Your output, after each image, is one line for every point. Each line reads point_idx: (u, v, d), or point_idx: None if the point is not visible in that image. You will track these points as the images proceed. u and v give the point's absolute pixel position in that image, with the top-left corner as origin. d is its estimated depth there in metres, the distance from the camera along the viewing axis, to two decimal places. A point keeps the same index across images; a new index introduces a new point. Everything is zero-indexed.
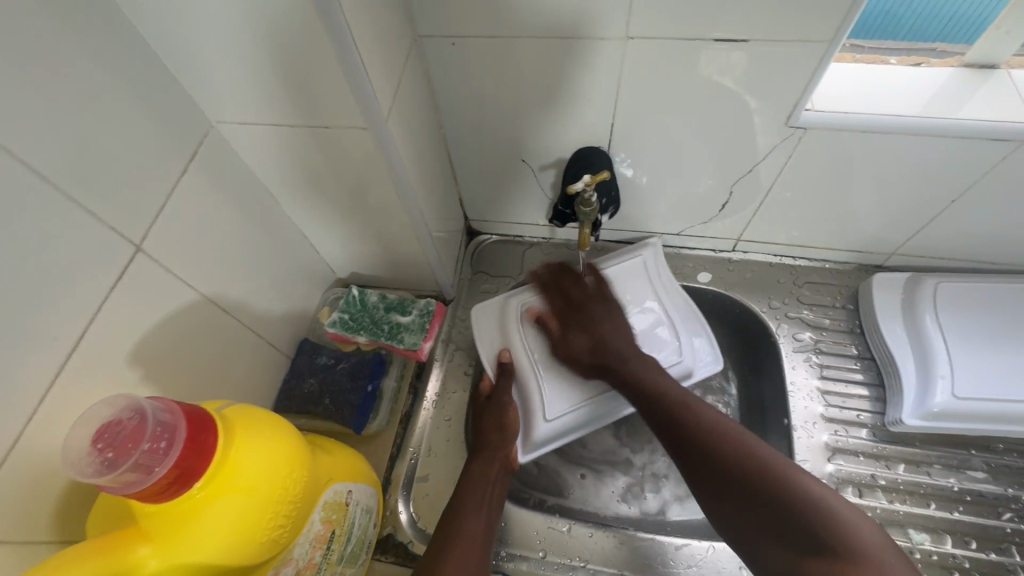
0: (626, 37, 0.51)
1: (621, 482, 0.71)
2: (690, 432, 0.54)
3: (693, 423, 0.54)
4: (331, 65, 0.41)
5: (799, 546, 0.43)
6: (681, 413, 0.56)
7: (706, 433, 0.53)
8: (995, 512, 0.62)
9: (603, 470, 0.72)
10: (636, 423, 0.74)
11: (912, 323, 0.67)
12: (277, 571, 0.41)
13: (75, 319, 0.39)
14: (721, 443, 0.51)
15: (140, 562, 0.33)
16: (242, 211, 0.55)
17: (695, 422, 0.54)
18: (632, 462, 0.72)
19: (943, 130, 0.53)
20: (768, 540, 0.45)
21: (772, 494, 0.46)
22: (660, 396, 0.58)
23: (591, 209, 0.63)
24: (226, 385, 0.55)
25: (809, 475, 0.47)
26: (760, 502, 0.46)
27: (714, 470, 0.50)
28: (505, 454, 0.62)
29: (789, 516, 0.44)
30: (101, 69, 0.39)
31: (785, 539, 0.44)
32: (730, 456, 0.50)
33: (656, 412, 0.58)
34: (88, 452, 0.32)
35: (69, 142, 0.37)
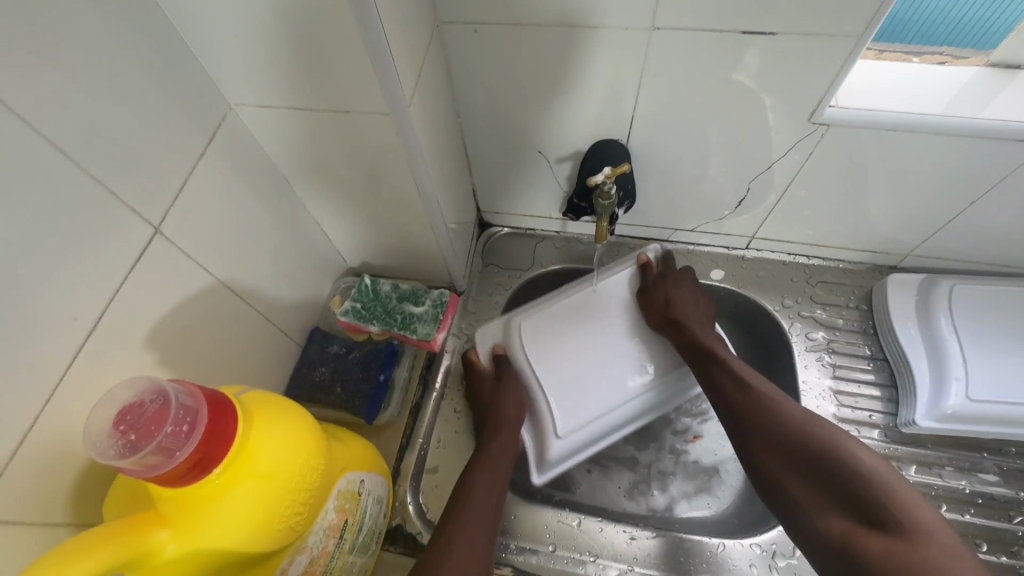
0: (651, 27, 0.50)
1: (626, 478, 0.70)
2: (752, 400, 0.54)
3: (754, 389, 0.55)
4: (356, 48, 0.40)
5: (855, 515, 0.43)
6: (741, 385, 0.56)
7: (768, 404, 0.53)
8: (1006, 515, 0.62)
9: (609, 466, 0.71)
10: (641, 421, 0.74)
11: (927, 325, 0.67)
12: (293, 558, 0.41)
13: (93, 301, 0.38)
14: (782, 415, 0.51)
15: (160, 547, 0.33)
16: (257, 196, 0.54)
17: (755, 396, 0.54)
18: (638, 458, 0.72)
19: (969, 129, 0.52)
20: (820, 507, 0.45)
21: (832, 467, 0.46)
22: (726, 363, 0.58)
23: (610, 202, 0.63)
24: (239, 372, 0.55)
25: (872, 455, 0.47)
26: (818, 474, 0.47)
27: (772, 439, 0.51)
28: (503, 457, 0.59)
29: (849, 488, 0.45)
30: (123, 47, 0.38)
31: (839, 507, 0.44)
32: (792, 429, 0.50)
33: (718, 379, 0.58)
34: (110, 434, 0.32)
35: (89, 120, 0.36)
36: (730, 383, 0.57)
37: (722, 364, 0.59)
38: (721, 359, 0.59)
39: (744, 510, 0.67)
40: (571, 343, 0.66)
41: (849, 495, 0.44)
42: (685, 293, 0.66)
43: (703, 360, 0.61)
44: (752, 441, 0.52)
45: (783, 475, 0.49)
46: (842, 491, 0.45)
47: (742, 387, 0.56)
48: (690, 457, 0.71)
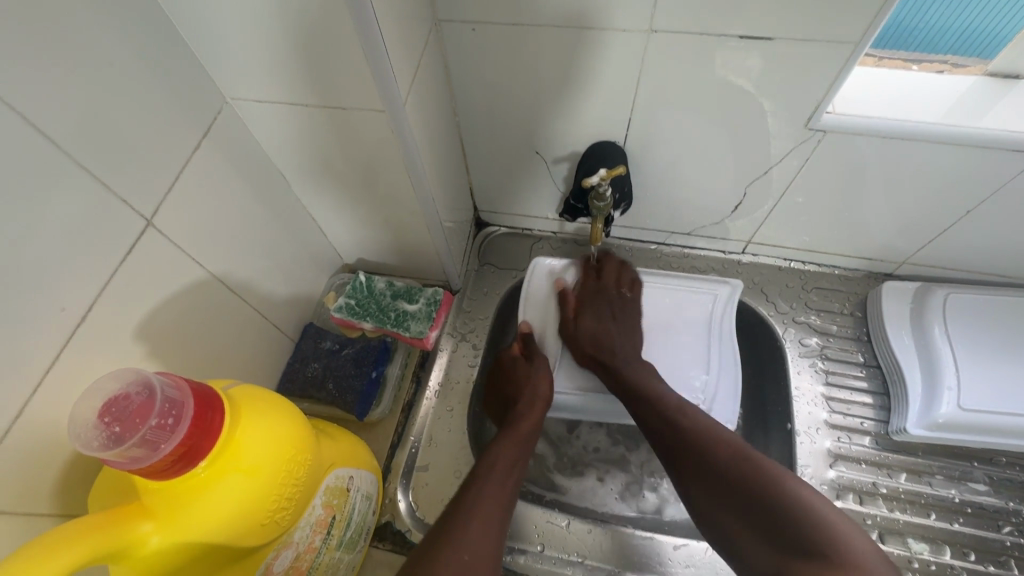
0: (649, 30, 0.50)
1: (619, 480, 0.70)
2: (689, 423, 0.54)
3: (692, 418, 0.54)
4: (350, 43, 0.40)
5: (785, 549, 0.42)
6: (680, 412, 0.55)
7: (703, 435, 0.52)
8: (995, 525, 0.62)
9: (601, 468, 0.71)
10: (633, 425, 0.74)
11: (920, 333, 0.67)
12: (278, 553, 0.41)
13: (84, 291, 0.38)
14: (715, 449, 0.50)
15: (143, 538, 0.33)
16: (253, 191, 0.54)
17: (686, 424, 0.54)
18: (629, 461, 0.72)
19: (964, 138, 0.52)
20: (760, 544, 0.44)
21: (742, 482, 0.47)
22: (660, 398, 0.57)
23: (605, 204, 0.63)
24: (231, 365, 0.55)
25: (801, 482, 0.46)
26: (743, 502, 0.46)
27: (703, 477, 0.50)
28: (492, 510, 0.48)
29: (766, 516, 0.44)
30: (119, 39, 0.38)
31: (771, 541, 0.43)
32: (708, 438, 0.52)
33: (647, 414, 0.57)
34: (95, 425, 0.32)
35: (82, 110, 0.37)
36: (667, 415, 0.55)
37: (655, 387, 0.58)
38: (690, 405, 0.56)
39: None
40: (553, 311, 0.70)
41: (772, 523, 0.43)
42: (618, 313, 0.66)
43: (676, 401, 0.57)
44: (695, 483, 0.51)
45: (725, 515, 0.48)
46: (774, 522, 0.43)
47: (675, 417, 0.55)
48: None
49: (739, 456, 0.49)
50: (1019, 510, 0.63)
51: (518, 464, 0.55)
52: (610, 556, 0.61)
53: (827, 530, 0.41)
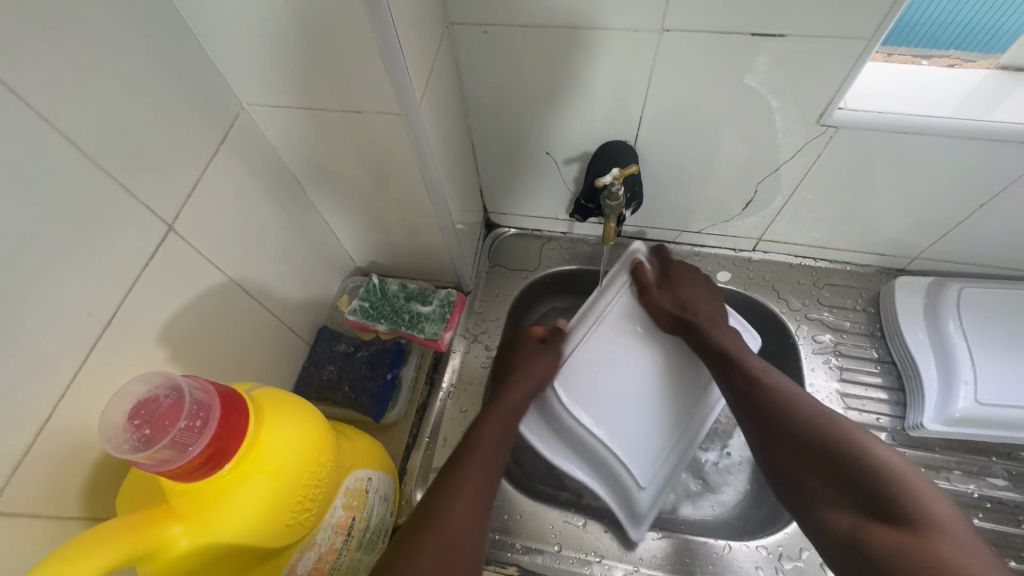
0: (661, 29, 0.50)
1: None
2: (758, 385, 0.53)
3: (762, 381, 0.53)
4: (367, 47, 0.41)
5: (867, 508, 0.42)
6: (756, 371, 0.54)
7: (779, 391, 0.52)
8: (1015, 519, 0.62)
9: None
10: None
11: (935, 328, 0.67)
12: (301, 555, 0.41)
13: (109, 297, 0.39)
14: (796, 406, 0.50)
15: (172, 540, 0.33)
16: (268, 195, 0.54)
17: (759, 380, 0.54)
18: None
19: (977, 131, 0.52)
20: (836, 502, 0.44)
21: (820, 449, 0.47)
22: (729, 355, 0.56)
23: (617, 203, 0.63)
24: (249, 369, 0.55)
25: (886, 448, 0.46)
26: (821, 465, 0.46)
27: (776, 432, 0.50)
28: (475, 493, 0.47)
29: (847, 476, 0.44)
30: (140, 48, 0.39)
31: (850, 498, 0.44)
32: (784, 398, 0.51)
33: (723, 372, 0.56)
34: (124, 428, 0.32)
35: (105, 118, 0.37)
36: (743, 369, 0.55)
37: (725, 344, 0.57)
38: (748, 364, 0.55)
39: (749, 513, 0.67)
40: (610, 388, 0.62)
41: (855, 480, 0.44)
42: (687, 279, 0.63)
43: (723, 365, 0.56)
44: (770, 435, 0.50)
45: (798, 468, 0.48)
46: (854, 482, 0.44)
47: (752, 378, 0.54)
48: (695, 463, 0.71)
49: (817, 415, 0.49)
50: None
51: (504, 429, 0.54)
52: (672, 564, 0.61)
53: (909, 493, 0.41)
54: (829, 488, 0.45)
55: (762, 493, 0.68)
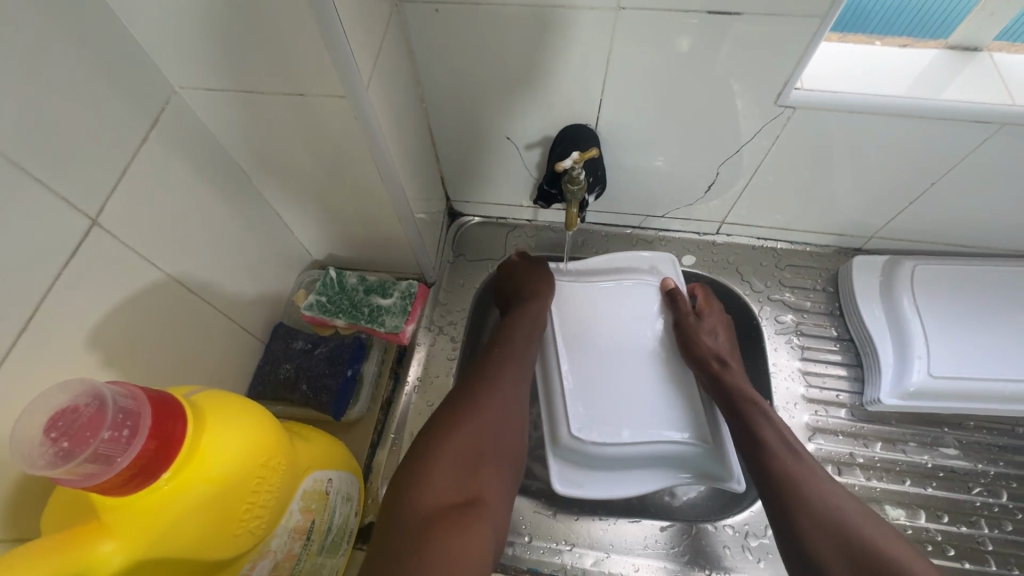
0: (618, 7, 0.49)
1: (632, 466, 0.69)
2: (797, 468, 0.52)
3: (802, 465, 0.52)
4: (305, 24, 0.38)
5: None
6: (792, 451, 0.54)
7: (810, 479, 0.51)
8: (966, 486, 0.64)
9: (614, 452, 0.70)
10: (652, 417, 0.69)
11: (891, 306, 0.69)
12: (254, 563, 0.39)
13: (25, 301, 0.36)
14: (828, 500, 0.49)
15: (104, 559, 0.31)
16: (209, 187, 0.51)
17: (802, 461, 0.53)
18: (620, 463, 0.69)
19: (929, 110, 0.53)
20: None
21: (856, 549, 0.46)
22: (771, 425, 0.56)
23: (578, 187, 0.61)
24: (196, 371, 0.52)
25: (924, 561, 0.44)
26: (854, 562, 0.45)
27: (811, 516, 0.48)
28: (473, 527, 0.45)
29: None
30: (49, 27, 0.35)
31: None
32: (823, 489, 0.50)
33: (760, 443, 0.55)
34: (40, 442, 0.29)
35: (7, 103, 0.33)
36: (778, 446, 0.54)
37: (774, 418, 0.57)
38: (773, 420, 0.57)
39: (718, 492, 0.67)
40: (599, 400, 0.64)
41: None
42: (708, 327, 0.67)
43: (748, 423, 0.57)
44: (795, 520, 0.49)
45: (823, 557, 0.46)
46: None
47: (788, 460, 0.53)
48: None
49: (854, 514, 0.48)
50: (987, 471, 0.65)
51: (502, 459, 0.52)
52: (664, 550, 0.61)
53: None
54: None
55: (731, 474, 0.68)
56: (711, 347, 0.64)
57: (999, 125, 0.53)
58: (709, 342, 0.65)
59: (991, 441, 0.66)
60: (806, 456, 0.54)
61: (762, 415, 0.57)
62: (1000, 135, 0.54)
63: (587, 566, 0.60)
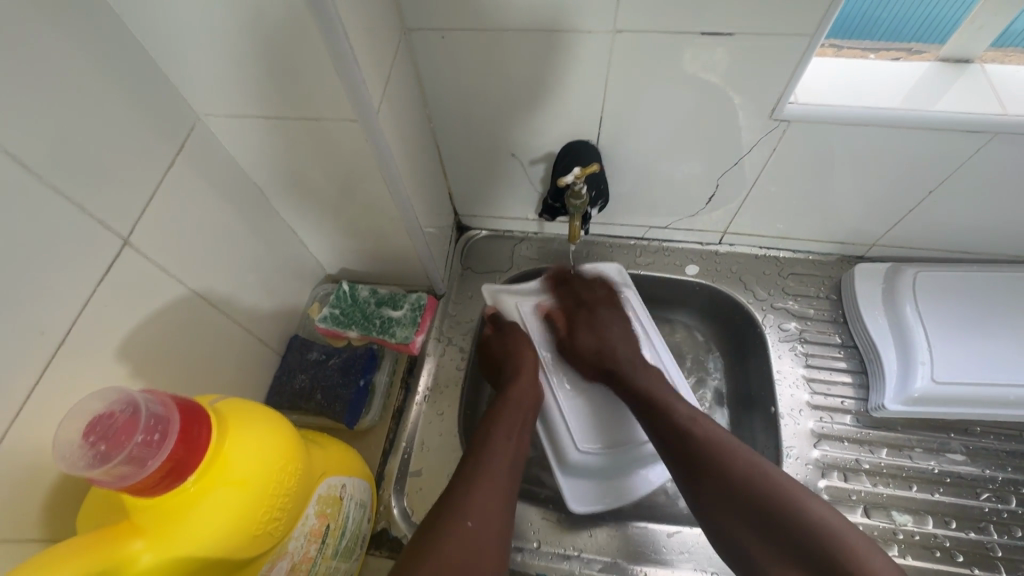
0: (614, 30, 0.51)
1: None
2: (697, 443, 0.56)
3: (700, 437, 0.56)
4: (320, 55, 0.41)
5: (799, 557, 0.46)
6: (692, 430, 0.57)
7: (718, 448, 0.55)
8: (973, 492, 0.64)
9: None
10: None
11: (893, 312, 0.69)
12: (272, 564, 0.41)
13: (64, 313, 0.38)
14: (731, 460, 0.53)
15: (134, 556, 0.33)
16: (230, 206, 0.54)
17: (699, 433, 0.56)
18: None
19: (920, 121, 0.55)
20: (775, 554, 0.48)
21: (755, 501, 0.50)
22: (670, 412, 0.60)
23: (581, 202, 0.63)
24: (216, 381, 0.55)
25: (816, 498, 0.49)
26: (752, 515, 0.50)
27: (716, 484, 0.53)
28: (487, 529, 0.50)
29: (780, 530, 0.48)
30: (87, 63, 0.38)
31: (788, 555, 0.47)
32: (723, 452, 0.54)
33: (665, 430, 0.59)
34: (80, 445, 0.32)
35: (51, 132, 0.37)
36: (682, 427, 0.58)
37: (673, 402, 0.61)
38: (671, 407, 0.60)
39: None
40: (568, 410, 0.70)
41: (792, 535, 0.47)
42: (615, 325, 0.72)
43: (653, 408, 0.62)
44: (704, 489, 0.53)
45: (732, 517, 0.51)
46: (788, 536, 0.47)
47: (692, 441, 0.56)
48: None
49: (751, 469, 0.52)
50: (995, 476, 0.65)
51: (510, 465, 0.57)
52: (670, 556, 0.62)
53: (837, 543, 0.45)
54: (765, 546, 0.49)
55: None
56: (608, 353, 0.69)
57: (992, 134, 0.54)
58: (604, 348, 0.70)
59: (998, 447, 0.66)
60: (696, 424, 0.57)
61: (658, 404, 0.62)
62: (994, 142, 0.55)
63: (594, 572, 0.61)
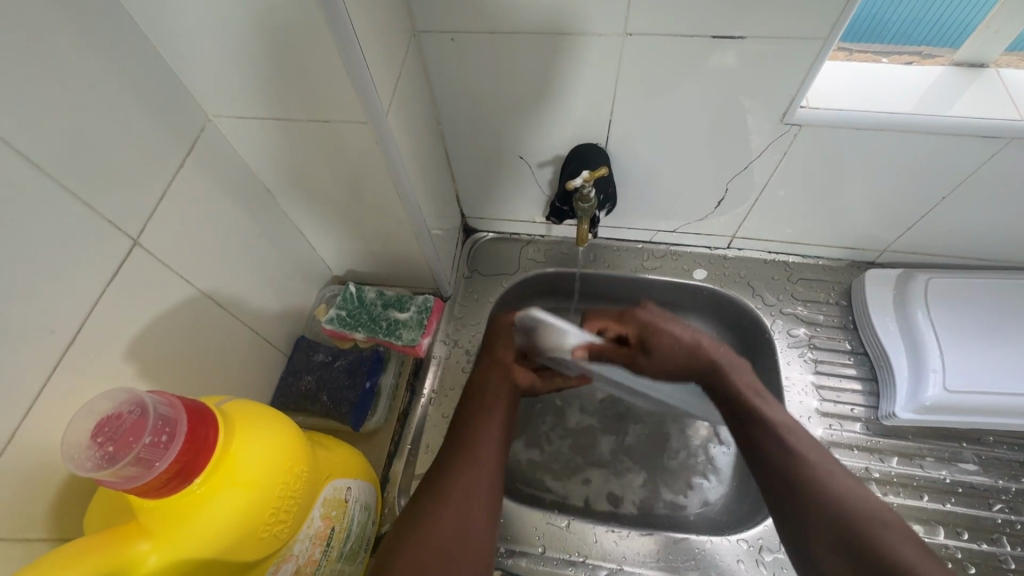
0: (625, 33, 0.51)
1: (640, 479, 0.71)
2: (810, 476, 0.50)
3: (820, 473, 0.50)
4: (331, 57, 0.41)
5: None
6: (798, 459, 0.51)
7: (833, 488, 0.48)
8: (986, 503, 0.63)
9: (625, 466, 0.73)
10: (649, 447, 0.74)
11: (905, 319, 0.68)
12: (277, 567, 0.41)
13: (72, 314, 0.38)
14: (844, 502, 0.47)
15: (140, 558, 0.33)
16: (239, 207, 0.54)
17: (820, 466, 0.50)
18: (630, 442, 0.74)
19: (935, 126, 0.54)
20: None
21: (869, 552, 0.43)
22: (790, 433, 0.54)
23: (589, 205, 0.63)
24: (223, 381, 0.55)
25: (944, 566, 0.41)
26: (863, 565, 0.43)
27: (820, 521, 0.47)
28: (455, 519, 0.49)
29: None
30: (99, 65, 0.39)
31: None
32: (841, 496, 0.47)
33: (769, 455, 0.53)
34: (88, 446, 0.32)
35: (62, 131, 0.37)
36: (794, 453, 0.52)
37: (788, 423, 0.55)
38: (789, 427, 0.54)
39: (732, 506, 0.68)
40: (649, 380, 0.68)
41: None
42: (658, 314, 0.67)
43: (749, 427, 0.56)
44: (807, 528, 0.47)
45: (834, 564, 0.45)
46: None
47: (792, 460, 0.51)
48: (689, 445, 0.73)
49: (866, 518, 0.45)
50: (1008, 487, 0.64)
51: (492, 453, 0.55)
52: (676, 563, 0.61)
53: None
54: None
55: (750, 476, 0.69)
56: (673, 349, 0.63)
57: (1009, 139, 0.54)
58: (670, 343, 0.63)
59: (1011, 457, 0.65)
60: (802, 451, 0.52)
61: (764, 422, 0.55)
62: (1010, 148, 0.55)
63: None
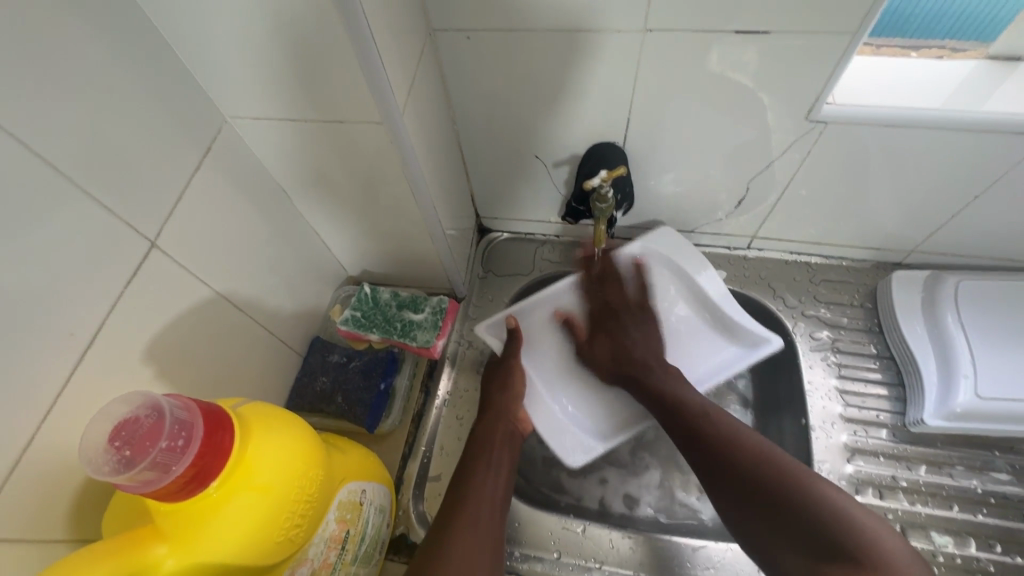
0: (644, 29, 0.50)
1: (656, 477, 0.70)
2: (707, 432, 0.54)
3: (713, 431, 0.54)
4: (346, 57, 0.40)
5: (813, 547, 0.42)
6: (705, 417, 0.56)
7: (727, 439, 0.53)
8: (1020, 515, 0.61)
9: (640, 465, 0.71)
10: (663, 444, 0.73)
11: (933, 323, 0.66)
12: (293, 570, 0.41)
13: (90, 317, 0.38)
14: (739, 447, 0.51)
15: (158, 561, 0.33)
16: (255, 208, 0.54)
17: (712, 430, 0.54)
18: (645, 439, 0.73)
19: (969, 123, 0.52)
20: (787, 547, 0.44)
21: (766, 492, 0.47)
22: (682, 404, 0.59)
23: (606, 206, 0.62)
24: (239, 382, 0.55)
25: (831, 485, 0.46)
26: (763, 505, 0.47)
27: (723, 473, 0.51)
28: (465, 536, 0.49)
29: (797, 520, 0.44)
30: (118, 68, 0.39)
31: (804, 546, 0.43)
32: (738, 443, 0.52)
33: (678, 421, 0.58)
34: (105, 450, 0.32)
35: (81, 133, 0.37)
36: (693, 423, 0.56)
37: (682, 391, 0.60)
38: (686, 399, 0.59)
39: None
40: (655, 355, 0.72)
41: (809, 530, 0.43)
42: (632, 330, 0.68)
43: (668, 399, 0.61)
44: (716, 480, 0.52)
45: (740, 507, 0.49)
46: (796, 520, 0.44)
47: (700, 418, 0.56)
48: None
49: (759, 457, 0.50)
50: None
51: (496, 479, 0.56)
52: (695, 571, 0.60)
53: (848, 524, 0.42)
54: (765, 524, 0.46)
55: None
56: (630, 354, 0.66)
57: None
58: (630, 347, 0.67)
59: None
60: (712, 421, 0.55)
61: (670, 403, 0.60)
62: None
63: None
